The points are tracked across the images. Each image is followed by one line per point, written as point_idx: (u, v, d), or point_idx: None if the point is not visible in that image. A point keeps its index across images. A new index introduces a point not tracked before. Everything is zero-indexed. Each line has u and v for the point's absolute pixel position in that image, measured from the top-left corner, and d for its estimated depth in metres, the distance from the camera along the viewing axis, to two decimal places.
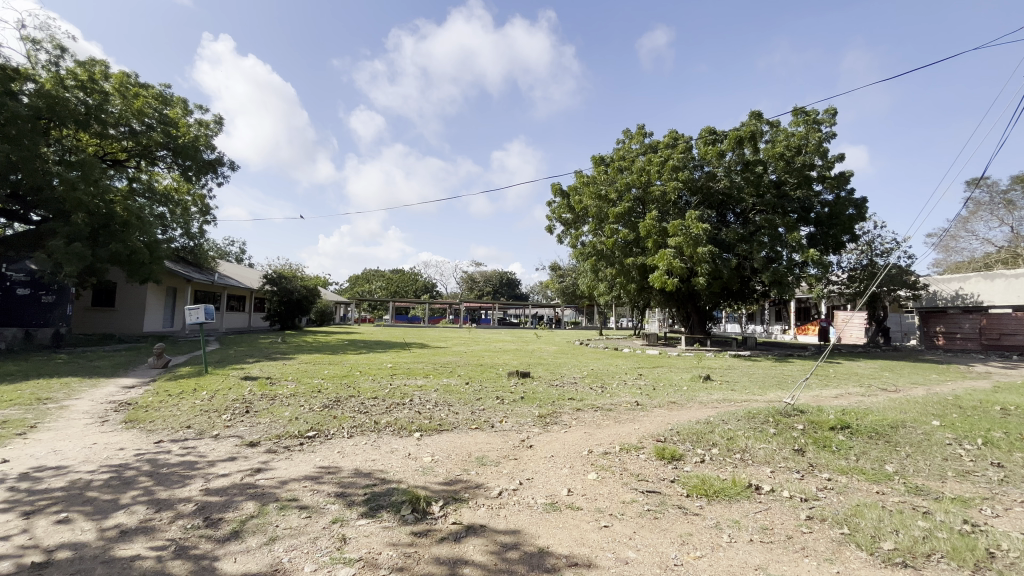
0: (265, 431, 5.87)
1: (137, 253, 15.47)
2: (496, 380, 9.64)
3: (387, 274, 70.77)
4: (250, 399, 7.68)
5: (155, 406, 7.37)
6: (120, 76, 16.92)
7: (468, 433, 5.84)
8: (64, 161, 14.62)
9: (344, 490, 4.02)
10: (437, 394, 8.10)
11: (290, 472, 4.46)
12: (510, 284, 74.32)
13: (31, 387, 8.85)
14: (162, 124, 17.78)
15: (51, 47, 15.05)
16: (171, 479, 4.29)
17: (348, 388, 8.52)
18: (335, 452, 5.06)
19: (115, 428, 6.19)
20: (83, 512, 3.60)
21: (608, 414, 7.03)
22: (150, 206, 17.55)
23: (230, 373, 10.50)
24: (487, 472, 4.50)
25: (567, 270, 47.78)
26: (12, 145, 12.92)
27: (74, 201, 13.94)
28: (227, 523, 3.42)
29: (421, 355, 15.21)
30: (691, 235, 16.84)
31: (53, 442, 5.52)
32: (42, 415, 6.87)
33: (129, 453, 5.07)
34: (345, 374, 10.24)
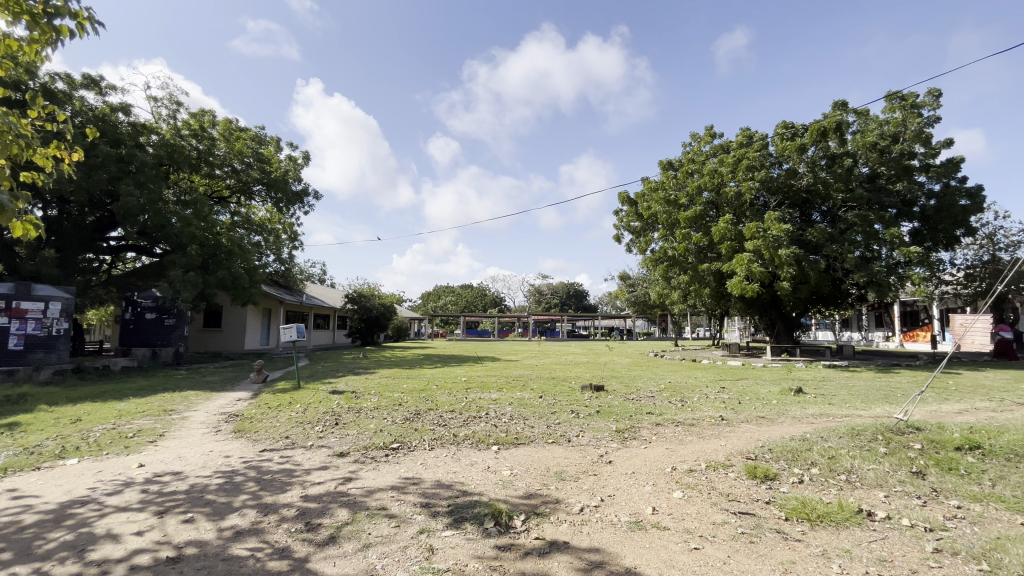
0: (354, 442, 6.23)
1: (240, 279, 17.21)
2: (570, 394, 9.53)
3: (457, 290, 72.95)
4: (339, 412, 8.21)
5: (259, 417, 8.10)
6: (225, 123, 19.10)
7: (544, 447, 5.84)
8: (180, 201, 16.93)
9: (428, 501, 4.16)
10: (512, 407, 8.18)
11: (377, 482, 4.70)
12: (579, 296, 73.59)
13: (159, 400, 10.07)
14: (258, 162, 19.78)
15: (170, 103, 17.39)
16: (274, 485, 4.69)
17: (427, 402, 8.83)
18: (418, 464, 5.25)
19: (226, 437, 6.89)
20: (204, 512, 4.02)
21: (690, 429, 6.70)
22: (249, 235, 19.49)
23: (320, 386, 11.29)
24: (567, 487, 4.45)
25: (637, 280, 46.49)
26: (142, 190, 15.09)
27: (189, 235, 15.91)
28: (325, 528, 3.66)
29: (493, 369, 15.34)
30: (771, 237, 15.76)
31: (177, 448, 6.27)
32: (168, 425, 7.78)
33: (236, 460, 5.61)
34: (423, 388, 10.62)
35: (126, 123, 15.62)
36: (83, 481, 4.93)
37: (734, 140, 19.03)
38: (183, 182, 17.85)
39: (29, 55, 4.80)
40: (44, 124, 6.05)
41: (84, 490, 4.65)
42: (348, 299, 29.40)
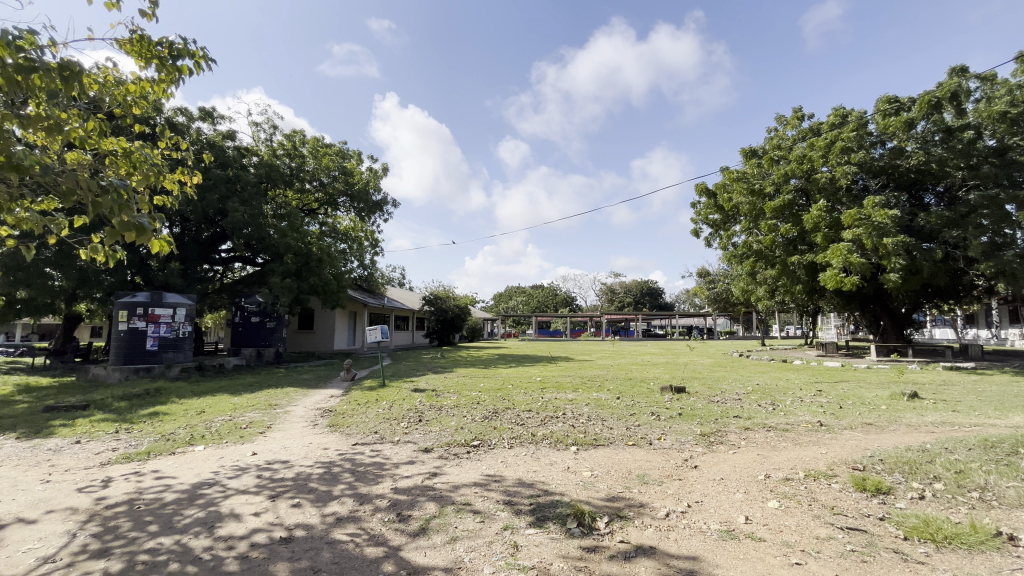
0: (436, 438, 6.50)
1: (329, 284, 18.59)
2: (649, 396, 9.23)
3: (529, 290, 73.47)
4: (422, 409, 8.60)
5: (350, 413, 8.72)
6: (313, 141, 20.76)
7: (625, 449, 5.72)
8: (277, 215, 18.65)
9: (511, 499, 4.24)
10: (589, 408, 8.08)
11: (461, 478, 4.87)
12: (653, 294, 71.01)
13: (266, 395, 11.16)
14: (343, 175, 21.24)
15: (268, 127, 19.27)
16: (367, 477, 5.02)
17: (504, 401, 8.99)
18: (498, 461, 5.37)
19: (323, 430, 7.49)
20: (309, 499, 4.40)
21: (784, 435, 6.23)
22: (335, 243, 20.96)
23: (403, 385, 11.90)
24: (651, 492, 4.33)
25: (717, 276, 43.98)
26: (246, 207, 16.81)
27: (285, 245, 17.47)
28: (415, 520, 3.86)
29: (567, 369, 15.24)
30: (873, 224, 14.20)
31: (282, 440, 6.92)
32: (274, 418, 8.61)
33: (333, 452, 6.08)
34: (500, 387, 10.82)
35: (232, 148, 17.57)
36: (208, 466, 5.60)
37: (825, 120, 17.39)
38: (279, 197, 19.64)
39: (158, 93, 5.58)
40: (170, 153, 6.99)
41: (210, 474, 5.28)
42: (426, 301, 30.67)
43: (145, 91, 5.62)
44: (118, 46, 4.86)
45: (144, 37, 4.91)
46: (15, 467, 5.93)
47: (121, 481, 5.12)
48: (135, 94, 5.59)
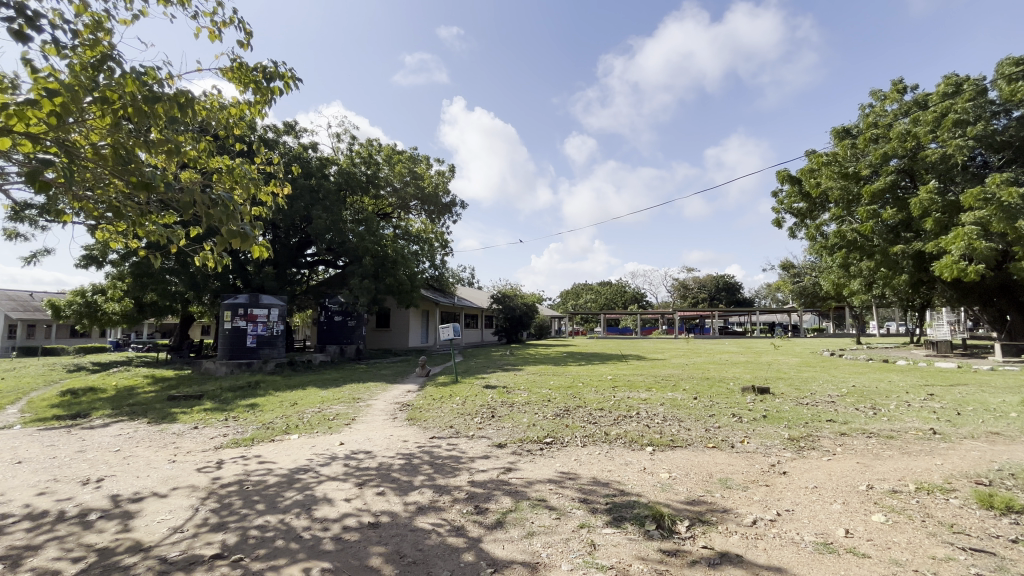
0: (509, 434, 6.62)
1: (404, 284, 19.48)
2: (729, 396, 8.76)
3: (596, 287, 72.32)
4: (494, 405, 8.78)
5: (426, 407, 9.11)
6: (387, 149, 21.82)
7: (704, 451, 5.48)
8: (356, 220, 19.86)
9: (586, 497, 4.22)
10: (664, 408, 7.83)
11: (535, 474, 4.92)
12: (730, 289, 67.02)
13: (350, 389, 11.96)
14: (414, 179, 22.17)
15: (346, 137, 20.57)
16: (445, 469, 5.22)
17: (575, 399, 8.94)
18: (572, 459, 5.35)
19: (402, 423, 7.90)
20: (392, 487, 4.67)
21: (888, 442, 5.65)
22: (409, 245, 21.88)
23: (475, 381, 12.22)
24: (735, 497, 4.11)
25: (803, 268, 40.68)
26: (328, 213, 18.08)
27: (364, 248, 18.57)
28: (492, 513, 3.96)
29: (640, 368, 14.83)
30: (997, 205, 12.44)
31: (366, 431, 7.39)
32: (357, 411, 9.21)
33: (412, 444, 6.40)
34: (570, 385, 10.77)
35: (315, 159, 18.96)
36: (303, 453, 6.10)
37: (934, 91, 15.46)
38: (357, 203, 20.89)
39: (254, 113, 6.19)
40: (265, 167, 7.68)
41: (304, 461, 5.75)
42: (494, 299, 31.17)
43: (243, 113, 6.26)
44: (222, 74, 5.46)
45: (243, 64, 5.47)
46: (148, 448, 6.83)
47: (231, 464, 5.72)
48: (235, 116, 6.23)
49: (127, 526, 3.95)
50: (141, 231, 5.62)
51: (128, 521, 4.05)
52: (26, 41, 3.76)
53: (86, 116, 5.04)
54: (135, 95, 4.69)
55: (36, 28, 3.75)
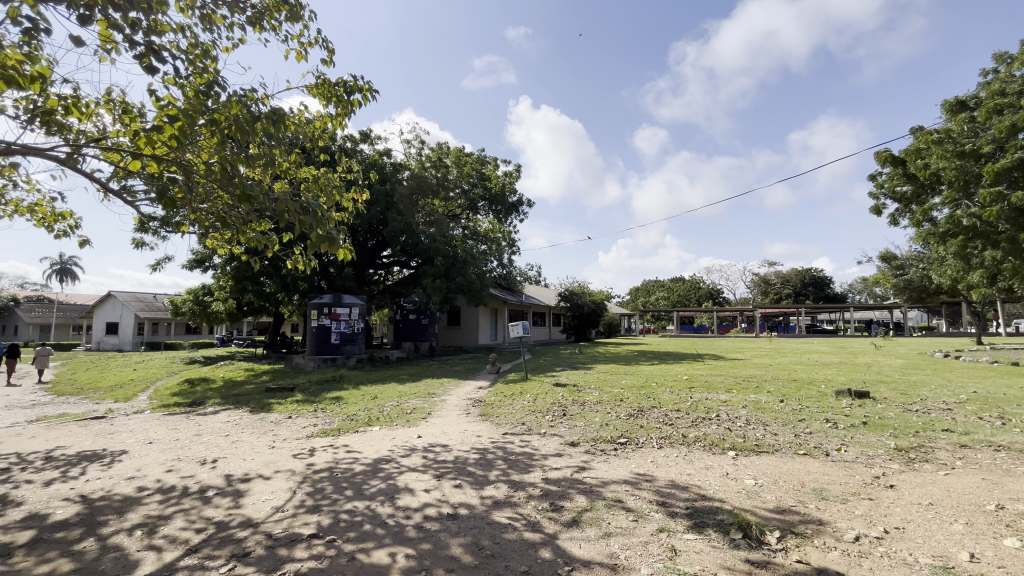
0: (582, 433, 6.56)
1: (473, 283, 19.91)
2: (821, 400, 8.07)
3: (668, 284, 69.61)
4: (565, 403, 8.75)
5: (498, 404, 9.28)
6: (456, 151, 22.33)
7: (794, 458, 5.11)
8: (427, 222, 20.59)
9: (665, 500, 4.09)
10: (747, 411, 7.38)
11: (610, 474, 4.84)
12: (819, 284, 61.60)
13: (424, 385, 12.46)
14: (481, 180, 22.57)
15: (416, 142, 21.39)
16: (519, 465, 5.29)
17: (649, 399, 8.67)
18: (648, 461, 5.20)
19: (475, 419, 8.11)
20: (469, 481, 4.80)
21: (1023, 457, 4.92)
22: (477, 245, 22.30)
23: (544, 379, 12.24)
24: (833, 509, 3.78)
25: (908, 260, 36.45)
26: (401, 216, 18.94)
27: (435, 248, 19.23)
28: (568, 511, 3.95)
29: (718, 368, 14.07)
30: None
31: (442, 425, 7.67)
32: (433, 405, 9.58)
33: (486, 440, 6.54)
34: (643, 385, 10.46)
35: (389, 164, 19.89)
36: (384, 444, 6.45)
37: None
38: (428, 206, 21.67)
39: (335, 125, 6.62)
40: (345, 174, 8.19)
41: (386, 452, 6.09)
42: (562, 297, 30.99)
43: (325, 125, 6.72)
44: (308, 91, 5.91)
45: (327, 80, 5.88)
46: (251, 434, 7.58)
47: (322, 452, 6.19)
48: (319, 129, 6.72)
49: (238, 503, 4.40)
50: (242, 237, 6.23)
51: (239, 498, 4.52)
52: (151, 71, 4.32)
53: (197, 135, 5.68)
54: (237, 114, 5.22)
55: (159, 59, 4.29)
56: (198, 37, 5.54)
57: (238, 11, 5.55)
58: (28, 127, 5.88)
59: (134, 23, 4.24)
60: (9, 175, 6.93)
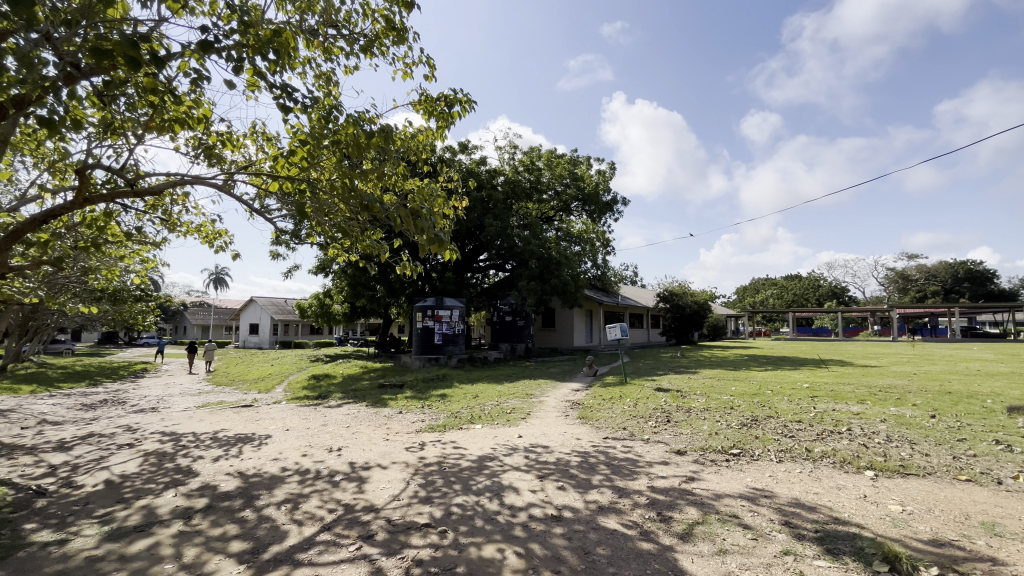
0: (689, 441, 6.23)
1: (568, 285, 19.83)
2: (987, 417, 6.80)
3: (781, 283, 63.49)
4: (669, 409, 8.37)
5: (597, 407, 9.15)
6: (548, 154, 22.44)
7: (953, 484, 4.37)
8: (521, 225, 20.95)
9: (789, 520, 3.73)
10: (887, 426, 6.46)
11: (723, 487, 4.53)
12: (978, 280, 51.99)
13: (522, 386, 12.68)
14: (574, 181, 22.39)
15: (510, 148, 21.90)
16: (622, 471, 5.16)
17: (764, 408, 7.97)
18: (766, 476, 4.79)
19: (574, 422, 8.07)
20: (572, 484, 4.80)
21: None
22: (571, 246, 22.19)
23: (645, 383, 11.80)
24: (1011, 549, 3.17)
25: None
26: (497, 221, 19.49)
27: (530, 251, 19.50)
28: (677, 523, 3.77)
29: (846, 376, 12.49)
30: None
31: (541, 426, 7.75)
32: (532, 406, 9.72)
33: (587, 443, 6.48)
34: (756, 392, 9.64)
35: (484, 172, 20.68)
36: (488, 442, 6.69)
37: None
38: (523, 210, 22.08)
39: (437, 137, 7.01)
40: (446, 183, 8.62)
41: (490, 449, 6.30)
42: (661, 298, 29.65)
43: (428, 138, 7.15)
44: (413, 107, 6.34)
45: (429, 95, 6.26)
46: (369, 427, 8.29)
47: (432, 446, 6.59)
48: (422, 141, 7.15)
49: (361, 489, 4.85)
50: (359, 246, 6.87)
51: (362, 484, 4.98)
52: (286, 108, 4.96)
53: (322, 157, 6.39)
54: (354, 135, 5.77)
55: (292, 97, 4.92)
56: (321, 69, 6.20)
57: (353, 42, 6.13)
58: (196, 161, 7.05)
59: (273, 68, 4.90)
60: (183, 202, 8.36)
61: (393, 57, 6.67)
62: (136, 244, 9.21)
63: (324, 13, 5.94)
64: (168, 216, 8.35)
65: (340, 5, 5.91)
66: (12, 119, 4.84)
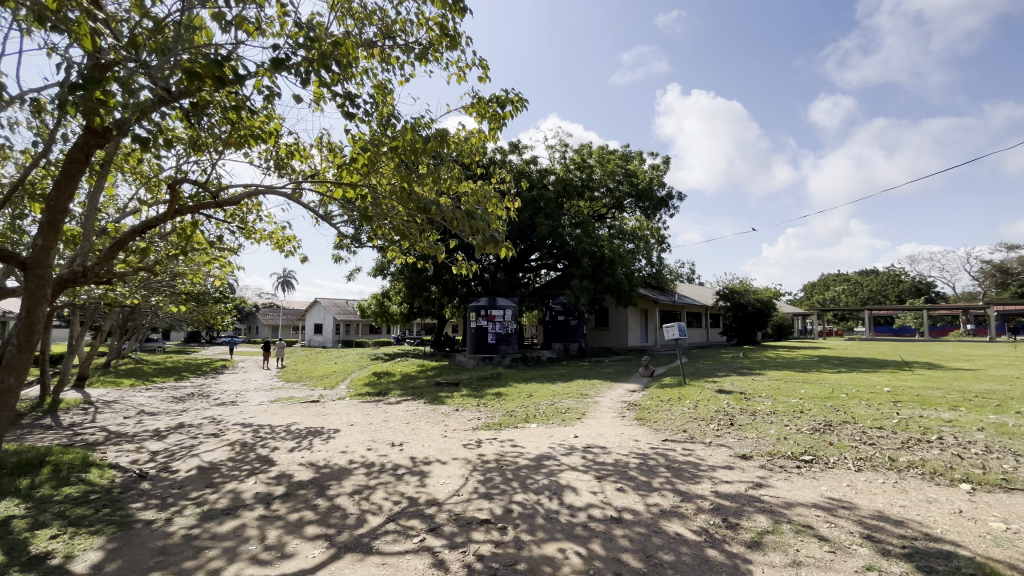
0: (755, 446, 5.94)
1: (622, 283, 19.46)
2: None
3: (856, 278, 58.88)
4: (732, 412, 8.02)
5: (655, 408, 8.92)
6: (599, 150, 22.10)
7: None
8: (573, 223, 20.77)
9: (872, 533, 3.48)
10: (985, 435, 5.84)
11: (795, 495, 4.29)
12: None
13: (577, 385, 12.58)
14: (627, 177, 21.90)
15: (560, 146, 21.80)
16: (684, 475, 5.01)
17: (839, 413, 7.44)
18: (843, 485, 4.48)
19: (631, 422, 7.92)
20: (631, 485, 4.72)
21: None
22: (625, 244, 21.74)
23: (705, 385, 11.36)
24: None
25: None
26: (548, 220, 19.46)
27: (582, 250, 19.32)
28: (746, 530, 3.62)
29: (934, 380, 11.41)
30: None
31: (598, 426, 7.67)
32: (587, 406, 9.63)
33: (645, 445, 6.34)
34: (829, 396, 9.02)
35: (535, 171, 20.74)
36: (544, 441, 6.70)
37: None
38: (574, 208, 21.93)
39: (488, 138, 7.12)
40: (499, 184, 8.72)
41: (546, 448, 6.32)
42: (720, 296, 28.39)
43: (480, 140, 7.27)
44: (466, 110, 6.48)
45: (482, 98, 6.36)
46: (427, 423, 8.55)
47: (489, 444, 6.70)
48: (474, 143, 7.29)
49: (424, 483, 5.02)
50: (417, 247, 7.12)
51: (424, 478, 5.16)
52: (348, 116, 5.22)
53: (381, 162, 6.67)
54: (411, 140, 5.98)
55: (354, 105, 5.18)
56: (380, 78, 6.47)
57: (410, 50, 6.35)
58: (269, 171, 7.57)
59: (337, 79, 5.18)
60: (257, 211, 9.00)
61: (447, 62, 6.84)
62: (217, 250, 10.02)
63: (382, 24, 6.19)
64: (244, 223, 9.03)
65: (397, 15, 6.14)
66: (115, 140, 5.39)
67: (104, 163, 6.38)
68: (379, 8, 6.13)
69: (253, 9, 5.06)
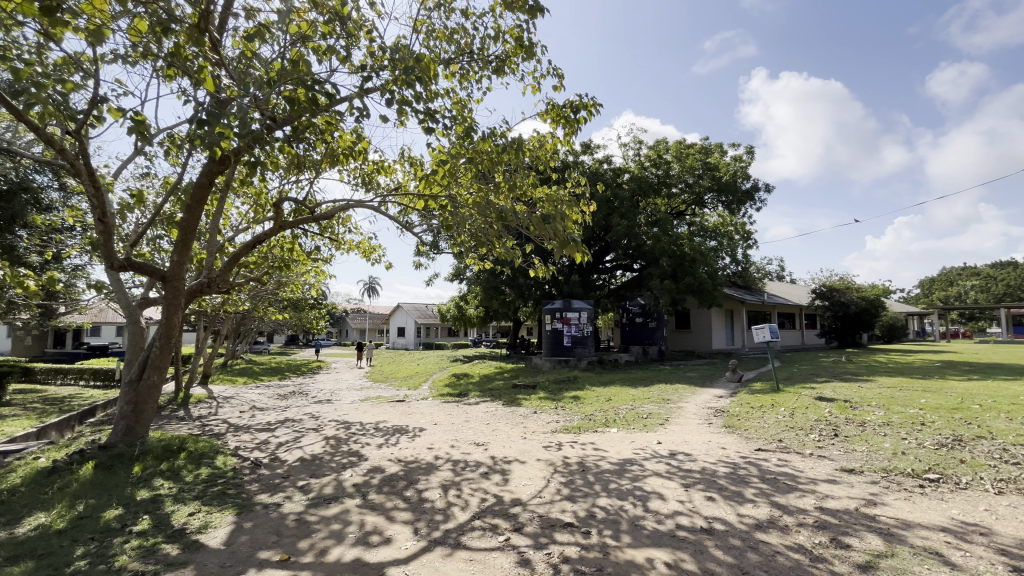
0: (865, 459, 5.37)
1: (704, 283, 18.50)
2: None
3: (988, 271, 51.07)
4: (835, 421, 7.31)
5: (745, 415, 8.37)
6: (676, 145, 21.20)
7: None
8: (650, 223, 20.10)
9: (1017, 567, 3.00)
10: None
11: (916, 516, 3.82)
12: None
13: (658, 390, 12.13)
14: (707, 171, 20.75)
15: (635, 143, 21.20)
16: (781, 487, 4.66)
17: (970, 426, 6.50)
18: (978, 509, 3.91)
19: (719, 430, 7.50)
20: (722, 495, 4.47)
21: None
22: (706, 241, 20.66)
23: (802, 391, 10.46)
24: None
25: None
26: (624, 220, 19.01)
27: (661, 249, 18.63)
28: (857, 551, 3.29)
29: None
30: None
31: (682, 433, 7.35)
32: (670, 411, 9.26)
33: (735, 454, 5.98)
34: (956, 406, 7.91)
35: (608, 171, 20.36)
36: (625, 446, 6.56)
37: None
38: (650, 206, 21.26)
39: (562, 142, 7.13)
40: (573, 187, 8.69)
41: (629, 453, 6.17)
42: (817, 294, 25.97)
43: (554, 145, 7.29)
44: (541, 116, 6.54)
45: (556, 103, 6.39)
46: (507, 425, 8.71)
47: (569, 447, 6.67)
48: (547, 148, 7.33)
49: (506, 482, 5.12)
50: (494, 253, 7.32)
51: (506, 478, 5.26)
52: (429, 131, 5.49)
53: (460, 174, 6.93)
54: (488, 149, 6.14)
55: (434, 120, 5.44)
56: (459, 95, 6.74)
57: (487, 65, 6.56)
58: (358, 188, 8.16)
59: (419, 96, 5.47)
60: (347, 224, 9.73)
61: (523, 73, 6.96)
62: (314, 261, 10.97)
63: (461, 43, 6.45)
64: (336, 236, 9.80)
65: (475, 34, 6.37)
66: (232, 166, 6.13)
67: (224, 187, 7.26)
68: (460, 28, 6.40)
69: (347, 40, 5.50)
